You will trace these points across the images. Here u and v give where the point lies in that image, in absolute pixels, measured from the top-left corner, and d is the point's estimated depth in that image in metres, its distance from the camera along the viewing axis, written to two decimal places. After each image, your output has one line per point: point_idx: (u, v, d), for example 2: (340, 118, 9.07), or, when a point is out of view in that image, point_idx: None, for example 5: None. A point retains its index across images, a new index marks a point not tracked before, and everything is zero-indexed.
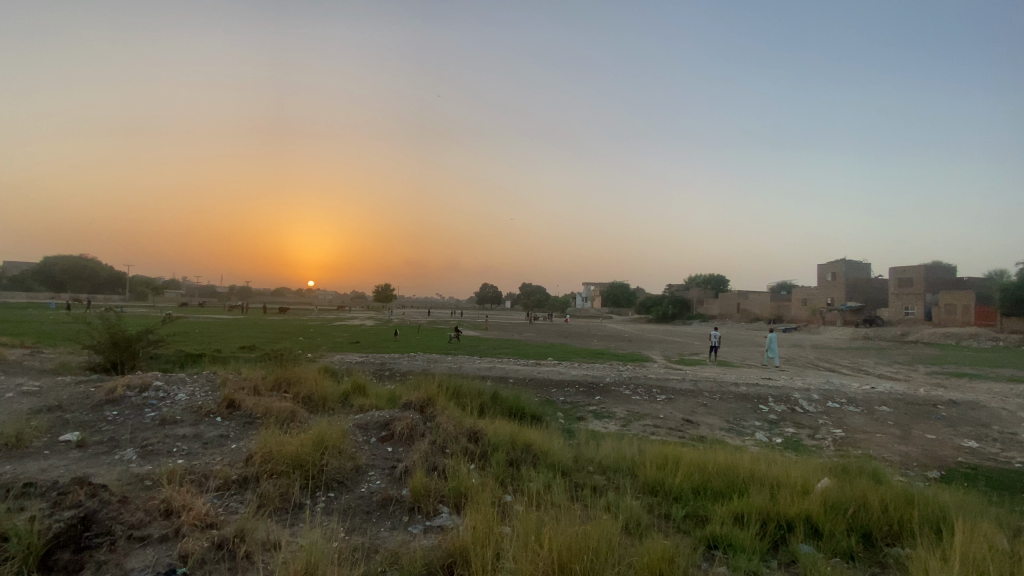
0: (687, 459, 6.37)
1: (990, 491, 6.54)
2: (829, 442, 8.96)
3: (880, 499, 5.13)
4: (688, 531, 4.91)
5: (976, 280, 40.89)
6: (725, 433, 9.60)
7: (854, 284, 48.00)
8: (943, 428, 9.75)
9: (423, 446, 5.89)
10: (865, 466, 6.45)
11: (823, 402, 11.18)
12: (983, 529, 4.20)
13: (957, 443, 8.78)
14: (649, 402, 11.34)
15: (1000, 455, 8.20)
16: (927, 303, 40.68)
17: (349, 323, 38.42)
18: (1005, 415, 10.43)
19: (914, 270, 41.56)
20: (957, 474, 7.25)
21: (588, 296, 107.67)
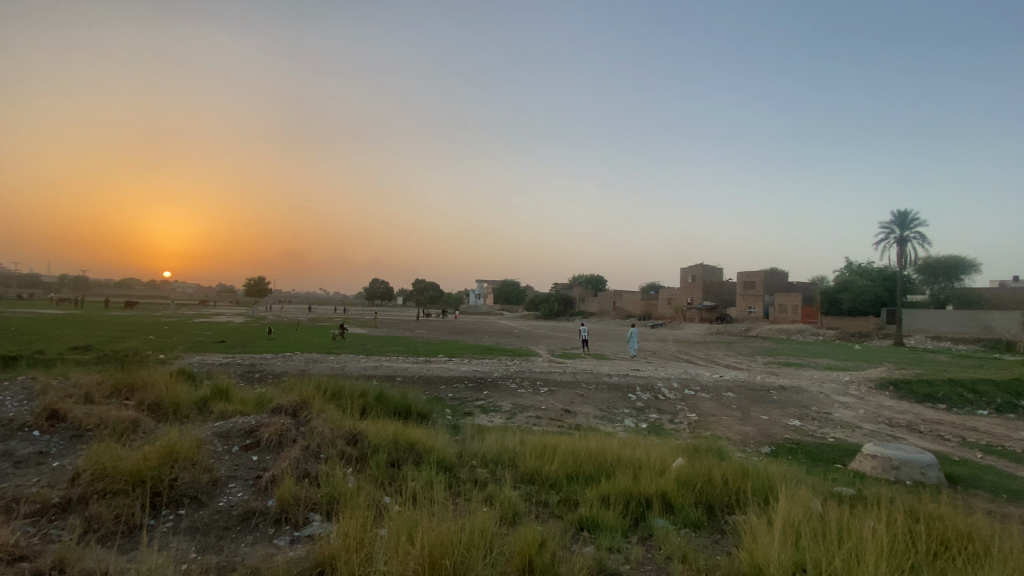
0: (563, 448, 6.73)
1: (807, 462, 7.84)
2: (686, 426, 10.08)
3: (722, 474, 5.87)
4: (561, 515, 5.20)
5: (802, 284, 48.57)
6: (599, 421, 10.33)
7: (711, 286, 54.39)
8: (774, 409, 11.47)
9: (294, 452, 5.51)
10: (713, 446, 7.34)
11: (682, 389, 12.53)
12: (798, 495, 5.00)
13: (784, 422, 10.39)
14: (532, 394, 11.78)
15: (815, 431, 9.87)
16: (766, 303, 47.47)
17: (215, 321, 32.07)
18: (819, 398, 12.57)
19: (756, 275, 48.13)
20: (783, 449, 8.58)
21: (480, 293, 108.74)
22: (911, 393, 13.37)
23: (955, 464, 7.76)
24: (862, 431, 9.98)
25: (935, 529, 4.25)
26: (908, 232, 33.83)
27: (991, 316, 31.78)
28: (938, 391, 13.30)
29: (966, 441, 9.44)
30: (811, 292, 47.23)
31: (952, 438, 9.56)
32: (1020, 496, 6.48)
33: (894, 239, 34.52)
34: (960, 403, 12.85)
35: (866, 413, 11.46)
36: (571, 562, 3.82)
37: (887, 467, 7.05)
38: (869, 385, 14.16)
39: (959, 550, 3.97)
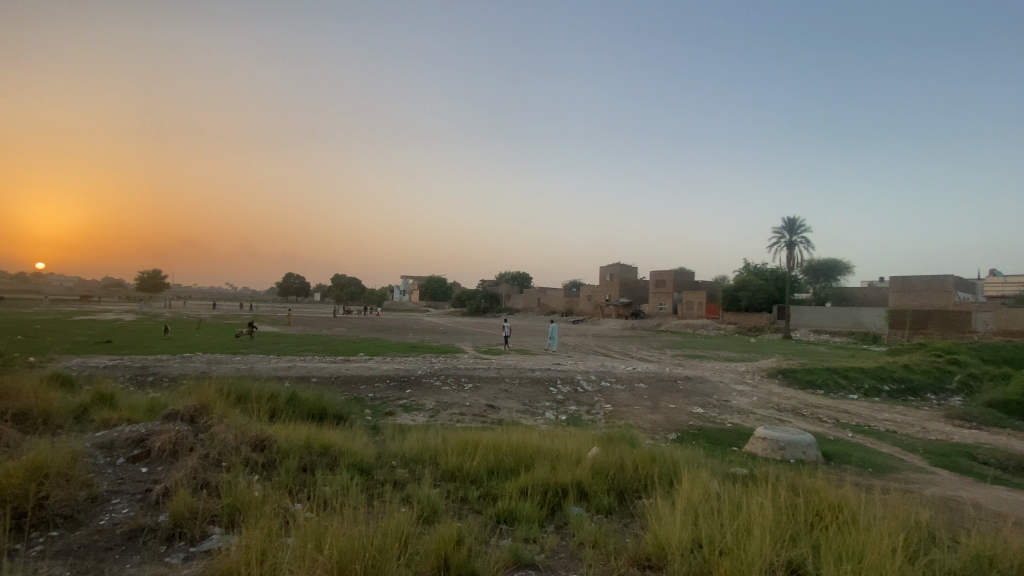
0: (484, 443, 6.78)
1: (708, 446, 8.52)
2: (602, 416, 10.56)
3: (633, 461, 6.22)
4: (479, 510, 5.24)
5: (707, 282, 52.55)
6: (521, 415, 10.53)
7: (627, 284, 57.29)
8: (681, 398, 12.35)
9: (191, 461, 5.07)
10: (626, 435, 7.75)
11: (599, 382, 13.11)
12: (699, 476, 5.40)
13: (689, 410, 11.21)
14: (456, 391, 11.75)
15: (716, 417, 10.75)
16: (675, 300, 50.83)
17: (112, 322, 27.08)
18: (719, 386, 13.73)
19: (668, 274, 51.36)
20: (688, 434, 9.26)
21: (404, 289, 106.37)
22: (796, 380, 14.98)
23: (829, 442, 8.81)
24: (755, 415, 11.03)
25: (811, 501, 4.78)
26: (795, 237, 37.76)
27: (860, 312, 36.41)
28: (817, 377, 15.01)
29: (839, 422, 10.76)
30: (715, 290, 51.27)
31: (828, 420, 10.84)
32: (878, 468, 7.50)
33: (784, 243, 38.35)
34: (834, 388, 14.61)
35: (759, 399, 12.67)
36: (486, 556, 3.87)
37: (774, 448, 7.84)
38: (761, 374, 15.66)
39: (830, 518, 4.50)
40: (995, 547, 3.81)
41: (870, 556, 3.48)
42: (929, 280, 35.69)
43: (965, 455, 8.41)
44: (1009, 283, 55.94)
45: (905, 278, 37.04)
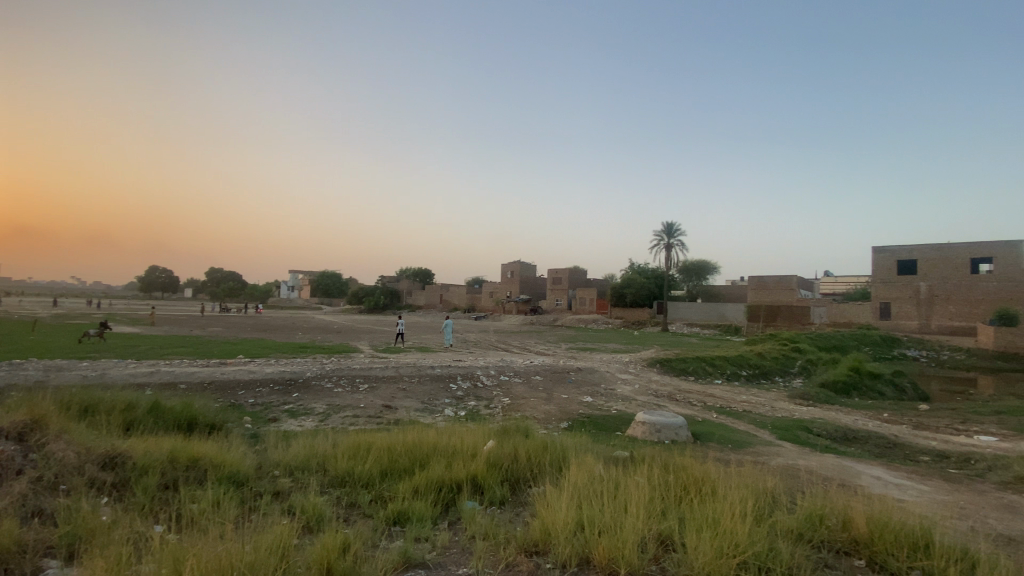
0: (377, 444, 6.58)
1: (595, 432, 9.09)
2: (499, 409, 10.78)
3: (526, 451, 6.43)
4: (371, 514, 5.09)
5: (598, 280, 55.92)
6: (418, 413, 10.37)
7: (526, 281, 59.04)
8: (573, 388, 13.04)
9: (17, 487, 4.30)
10: (521, 426, 7.99)
11: (497, 376, 13.37)
12: (586, 462, 5.74)
13: (580, 399, 11.88)
14: (350, 393, 11.25)
15: (604, 405, 11.52)
16: (570, 297, 53.44)
17: None
18: (607, 376, 14.72)
19: (563, 272, 53.79)
20: (578, 422, 9.81)
21: (294, 284, 99.31)
22: (672, 368, 16.55)
23: (698, 423, 9.88)
24: (638, 402, 12.00)
25: (681, 477, 5.29)
26: (673, 240, 41.61)
27: (725, 307, 41.16)
28: (690, 366, 16.73)
29: (706, 404, 12.09)
30: (605, 287, 54.75)
31: (698, 403, 12.13)
32: (736, 444, 8.56)
33: (664, 245, 42.11)
34: (703, 375, 16.38)
35: (641, 387, 13.80)
36: (374, 560, 3.77)
37: (652, 431, 8.60)
38: (643, 364, 17.08)
39: (696, 491, 5.03)
40: (821, 504, 4.53)
41: (725, 521, 3.95)
42: (778, 279, 41.44)
43: (802, 428, 9.92)
44: (837, 282, 66.81)
45: (761, 277, 42.57)
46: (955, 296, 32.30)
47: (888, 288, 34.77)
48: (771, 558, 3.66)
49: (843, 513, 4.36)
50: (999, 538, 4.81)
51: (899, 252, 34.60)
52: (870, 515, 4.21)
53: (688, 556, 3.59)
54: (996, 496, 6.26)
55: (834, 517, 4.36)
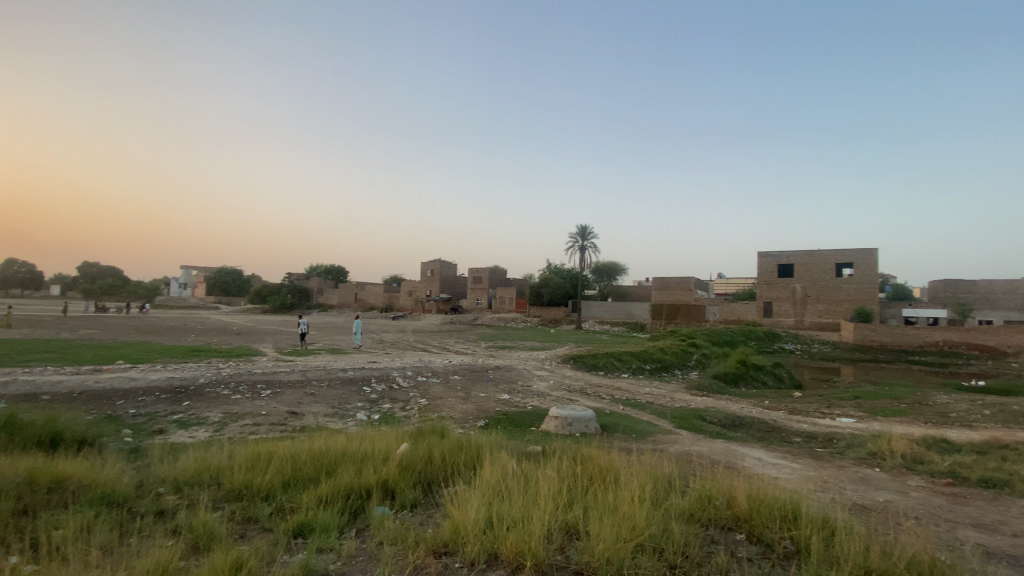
0: (280, 453, 6.18)
1: (510, 429, 9.23)
2: (415, 411, 10.60)
3: (440, 452, 6.38)
4: (271, 527, 4.78)
5: (517, 280, 56.87)
6: (328, 418, 9.89)
7: (445, 280, 58.51)
8: (491, 387, 13.15)
9: None
10: (436, 427, 7.90)
11: (414, 377, 13.12)
12: (499, 459, 5.80)
13: (496, 397, 12.03)
14: (251, 399, 10.45)
15: (520, 402, 11.75)
16: (489, 296, 53.81)
17: None
18: (524, 374, 15.03)
19: (483, 271, 54.02)
20: (494, 420, 9.91)
21: (188, 282, 90.24)
22: (585, 364, 17.28)
23: (607, 416, 10.41)
24: (552, 397, 12.39)
25: (588, 468, 5.54)
26: (588, 241, 43.39)
27: (634, 306, 43.75)
28: (601, 361, 17.57)
29: (615, 397, 12.77)
30: (524, 286, 55.89)
31: (607, 397, 12.78)
32: (641, 434, 9.13)
33: (578, 246, 43.79)
34: (613, 369, 17.28)
35: (555, 383, 14.24)
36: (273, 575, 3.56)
37: (564, 425, 8.91)
38: (558, 361, 17.66)
39: (602, 480, 5.29)
40: (710, 485, 4.97)
41: (626, 508, 4.20)
42: (680, 280, 44.77)
43: (698, 417, 10.83)
44: (729, 283, 73.64)
45: (665, 278, 45.76)
46: (823, 296, 36.96)
47: (771, 289, 38.96)
48: (665, 538, 3.95)
49: (728, 492, 4.82)
50: (853, 506, 5.59)
51: (780, 256, 38.89)
52: (749, 493, 4.70)
53: (591, 542, 3.77)
54: (852, 469, 7.27)
55: (720, 496, 4.80)
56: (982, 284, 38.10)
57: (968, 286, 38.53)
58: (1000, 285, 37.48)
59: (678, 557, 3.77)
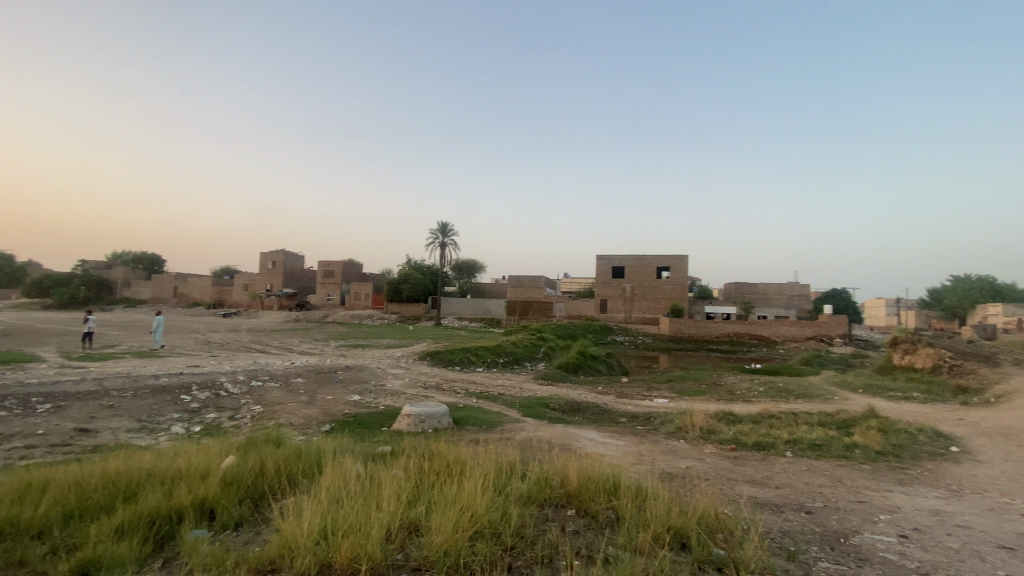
0: (61, 480, 5.05)
1: (358, 431, 8.83)
2: (248, 420, 9.50)
3: (273, 462, 5.83)
4: (43, 571, 3.88)
5: (372, 275, 54.54)
6: (132, 434, 8.34)
7: (290, 273, 53.57)
8: (338, 388, 12.41)
9: None
10: (271, 435, 7.19)
11: (248, 381, 11.74)
12: (341, 463, 5.48)
13: (345, 399, 11.39)
14: (20, 418, 8.32)
15: (371, 402, 11.31)
16: (342, 291, 50.68)
17: None
18: (376, 373, 14.51)
19: (335, 264, 50.67)
20: (341, 423, 9.38)
21: None
22: (440, 360, 17.29)
23: (460, 410, 10.58)
24: (405, 395, 12.17)
25: (436, 462, 5.53)
26: (447, 238, 43.41)
27: (490, 303, 45.15)
28: (456, 356, 17.76)
29: (468, 391, 13.05)
30: (380, 282, 53.89)
31: (461, 391, 12.98)
32: (491, 425, 9.45)
33: (438, 243, 43.60)
34: (467, 364, 17.60)
35: (408, 381, 14.00)
36: None
37: (416, 422, 8.80)
38: (412, 358, 17.40)
39: (448, 473, 5.33)
40: (547, 468, 5.34)
41: (468, 497, 4.30)
42: (532, 278, 47.49)
43: (543, 405, 11.62)
44: (574, 282, 80.35)
45: (519, 276, 48.06)
46: (649, 295, 42.41)
47: (609, 288, 43.43)
48: (503, 522, 4.15)
49: (563, 472, 5.23)
50: (664, 474, 6.54)
51: (616, 259, 43.57)
52: (579, 471, 5.17)
53: (430, 536, 3.79)
54: (665, 443, 8.47)
55: (556, 477, 5.20)
56: (760, 286, 47.46)
57: (751, 287, 47.61)
58: (772, 288, 47.09)
59: (515, 539, 3.99)
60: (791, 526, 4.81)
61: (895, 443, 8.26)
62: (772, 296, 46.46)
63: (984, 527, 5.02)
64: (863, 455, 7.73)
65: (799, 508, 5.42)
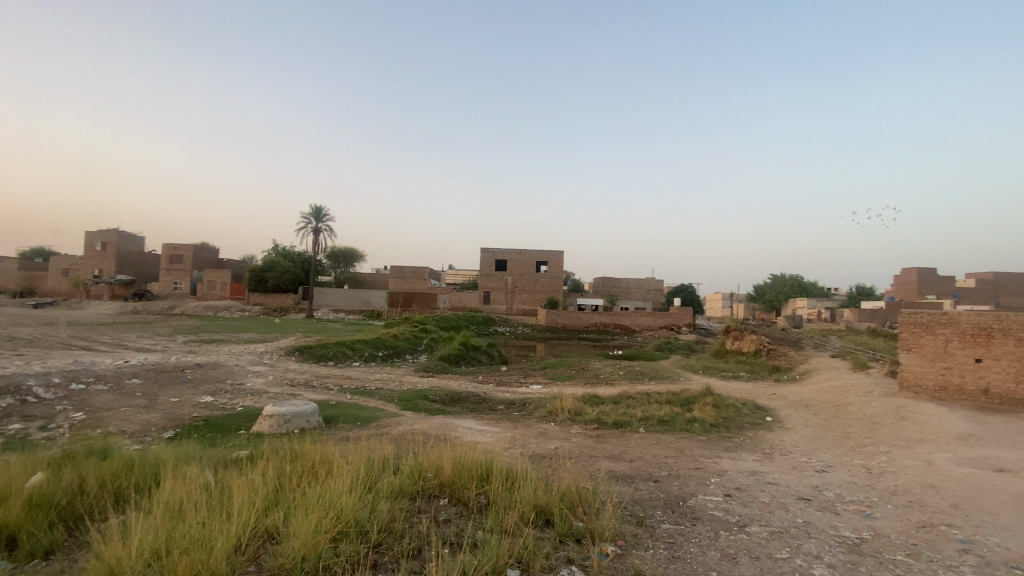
0: None
1: (210, 436, 7.91)
2: (65, 430, 7.97)
3: (97, 476, 4.97)
4: None
5: (232, 261, 49.01)
6: None
7: (126, 257, 45.88)
8: (187, 389, 10.98)
9: None
10: (96, 446, 6.12)
11: (65, 385, 9.81)
12: (185, 473, 4.86)
13: (194, 401, 10.10)
14: None
15: (227, 403, 10.19)
16: (194, 280, 44.77)
17: None
18: (235, 371, 13.12)
19: (184, 249, 44.54)
20: (189, 428, 8.31)
21: None
22: (311, 355, 16.19)
23: (331, 407, 10.03)
24: (269, 394, 11.19)
25: (299, 464, 5.16)
26: (320, 224, 40.57)
27: (369, 294, 43.38)
28: (330, 351, 16.77)
29: (342, 387, 12.42)
30: (241, 270, 48.62)
31: (334, 387, 12.31)
32: (365, 421, 9.10)
33: (311, 229, 40.55)
34: (342, 358, 16.73)
35: (274, 379, 12.88)
36: None
37: (281, 422, 8.15)
38: (279, 354, 16.03)
39: (314, 474, 5.02)
40: (421, 460, 5.30)
41: (333, 498, 4.10)
42: (414, 269, 46.56)
43: (421, 397, 11.50)
44: (457, 274, 80.52)
45: (400, 266, 46.79)
46: (528, 288, 44.13)
47: (490, 280, 44.28)
48: (370, 519, 4.04)
49: (437, 463, 5.23)
50: (534, 456, 6.89)
51: (498, 252, 44.53)
52: (452, 460, 5.22)
53: (287, 543, 3.54)
54: (537, 427, 8.91)
55: (430, 469, 5.17)
56: (625, 281, 52.08)
57: (617, 282, 52.02)
58: (634, 282, 51.93)
59: (381, 535, 3.91)
60: (642, 495, 5.38)
61: (725, 416, 9.69)
62: (635, 289, 51.27)
63: (786, 482, 6.12)
64: (701, 428, 8.93)
65: (648, 477, 6.09)
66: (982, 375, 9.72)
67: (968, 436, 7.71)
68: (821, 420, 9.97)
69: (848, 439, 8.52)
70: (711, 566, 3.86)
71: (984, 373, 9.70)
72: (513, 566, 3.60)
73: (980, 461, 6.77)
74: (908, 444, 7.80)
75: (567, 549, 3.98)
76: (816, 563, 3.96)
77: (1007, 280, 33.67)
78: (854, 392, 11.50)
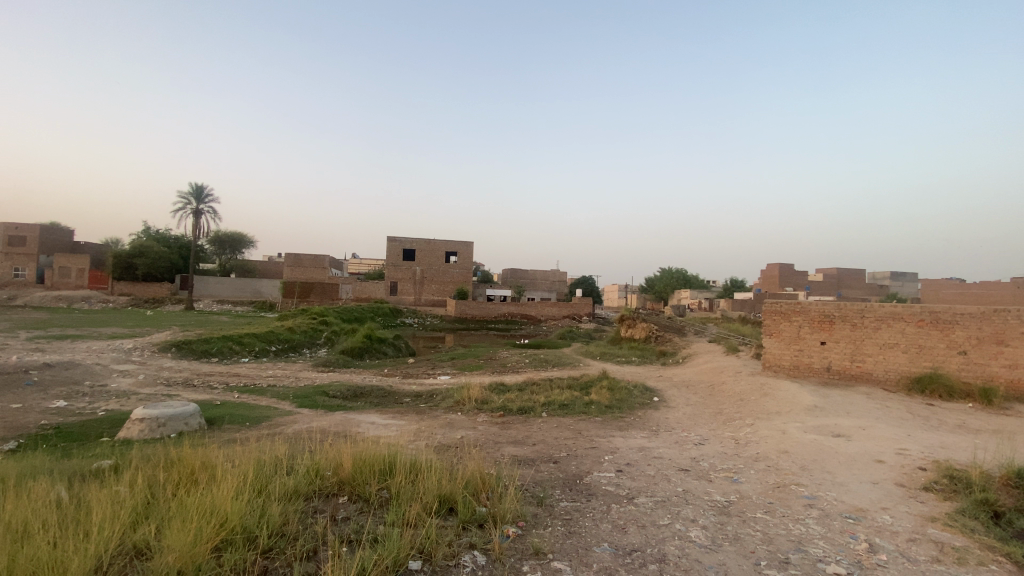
0: None
1: (64, 446, 6.88)
2: None
3: None
4: None
5: (91, 245, 42.53)
6: None
7: None
8: (32, 393, 9.39)
9: None
10: None
11: None
12: (31, 488, 4.19)
13: (43, 407, 8.69)
14: None
15: (85, 408, 8.88)
16: (41, 266, 38.26)
17: None
18: (96, 370, 11.48)
19: (29, 229, 37.89)
20: (34, 438, 7.13)
21: None
22: (192, 352, 14.65)
23: (215, 407, 9.19)
24: (139, 396, 9.96)
25: (176, 471, 4.68)
26: (202, 205, 36.53)
27: (261, 284, 40.46)
28: (214, 347, 15.28)
29: (228, 386, 11.40)
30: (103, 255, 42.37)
31: (219, 386, 11.26)
32: (255, 421, 8.47)
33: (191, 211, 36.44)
34: (229, 354, 15.32)
35: (145, 378, 11.48)
36: None
37: (154, 426, 7.31)
38: (152, 350, 14.29)
39: (193, 480, 4.57)
40: (319, 459, 5.07)
41: (215, 504, 3.78)
42: (313, 257, 43.84)
43: (320, 393, 10.95)
44: (360, 263, 77.31)
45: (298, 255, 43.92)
46: (437, 278, 43.63)
47: (397, 271, 43.13)
48: (260, 524, 3.79)
49: (336, 461, 5.03)
50: (440, 446, 6.90)
51: (406, 242, 43.50)
52: (354, 456, 5.03)
53: (159, 558, 3.21)
54: (443, 417, 8.94)
55: (328, 467, 4.96)
56: (532, 272, 53.50)
57: (523, 274, 53.30)
58: (540, 274, 53.52)
59: (272, 539, 3.69)
60: (542, 476, 5.63)
61: (619, 398, 10.40)
62: (540, 281, 52.89)
63: (669, 455, 6.75)
64: (597, 410, 9.52)
65: (550, 459, 6.37)
66: (826, 355, 11.42)
67: (813, 408, 9.05)
68: (700, 399, 11.09)
69: (721, 414, 9.58)
70: (603, 537, 4.16)
71: (827, 354, 11.40)
72: (414, 557, 3.59)
73: (822, 428, 7.98)
74: (769, 416, 8.96)
75: (470, 535, 4.06)
76: (692, 525, 4.43)
77: (847, 274, 39.61)
78: (728, 372, 12.94)
